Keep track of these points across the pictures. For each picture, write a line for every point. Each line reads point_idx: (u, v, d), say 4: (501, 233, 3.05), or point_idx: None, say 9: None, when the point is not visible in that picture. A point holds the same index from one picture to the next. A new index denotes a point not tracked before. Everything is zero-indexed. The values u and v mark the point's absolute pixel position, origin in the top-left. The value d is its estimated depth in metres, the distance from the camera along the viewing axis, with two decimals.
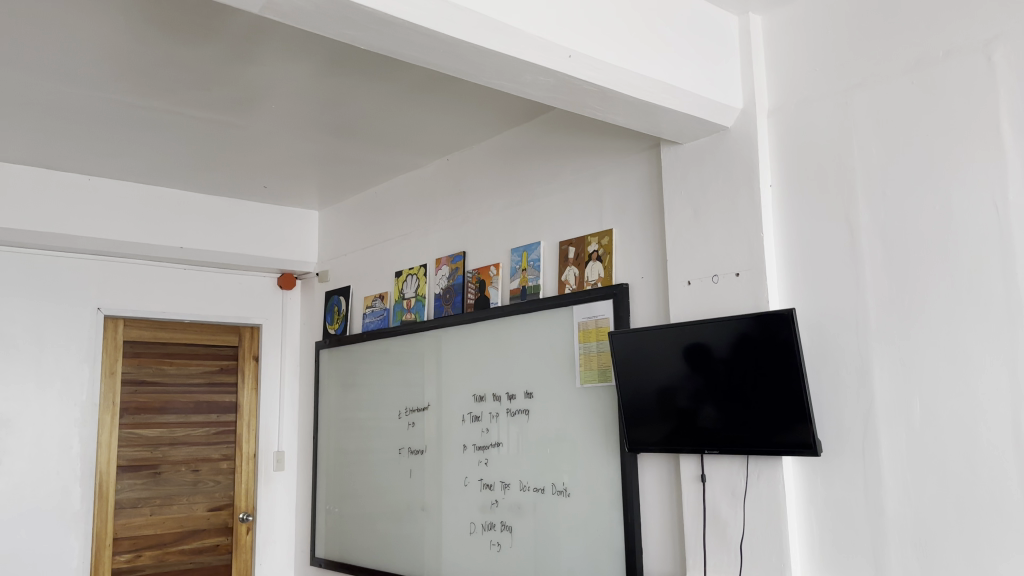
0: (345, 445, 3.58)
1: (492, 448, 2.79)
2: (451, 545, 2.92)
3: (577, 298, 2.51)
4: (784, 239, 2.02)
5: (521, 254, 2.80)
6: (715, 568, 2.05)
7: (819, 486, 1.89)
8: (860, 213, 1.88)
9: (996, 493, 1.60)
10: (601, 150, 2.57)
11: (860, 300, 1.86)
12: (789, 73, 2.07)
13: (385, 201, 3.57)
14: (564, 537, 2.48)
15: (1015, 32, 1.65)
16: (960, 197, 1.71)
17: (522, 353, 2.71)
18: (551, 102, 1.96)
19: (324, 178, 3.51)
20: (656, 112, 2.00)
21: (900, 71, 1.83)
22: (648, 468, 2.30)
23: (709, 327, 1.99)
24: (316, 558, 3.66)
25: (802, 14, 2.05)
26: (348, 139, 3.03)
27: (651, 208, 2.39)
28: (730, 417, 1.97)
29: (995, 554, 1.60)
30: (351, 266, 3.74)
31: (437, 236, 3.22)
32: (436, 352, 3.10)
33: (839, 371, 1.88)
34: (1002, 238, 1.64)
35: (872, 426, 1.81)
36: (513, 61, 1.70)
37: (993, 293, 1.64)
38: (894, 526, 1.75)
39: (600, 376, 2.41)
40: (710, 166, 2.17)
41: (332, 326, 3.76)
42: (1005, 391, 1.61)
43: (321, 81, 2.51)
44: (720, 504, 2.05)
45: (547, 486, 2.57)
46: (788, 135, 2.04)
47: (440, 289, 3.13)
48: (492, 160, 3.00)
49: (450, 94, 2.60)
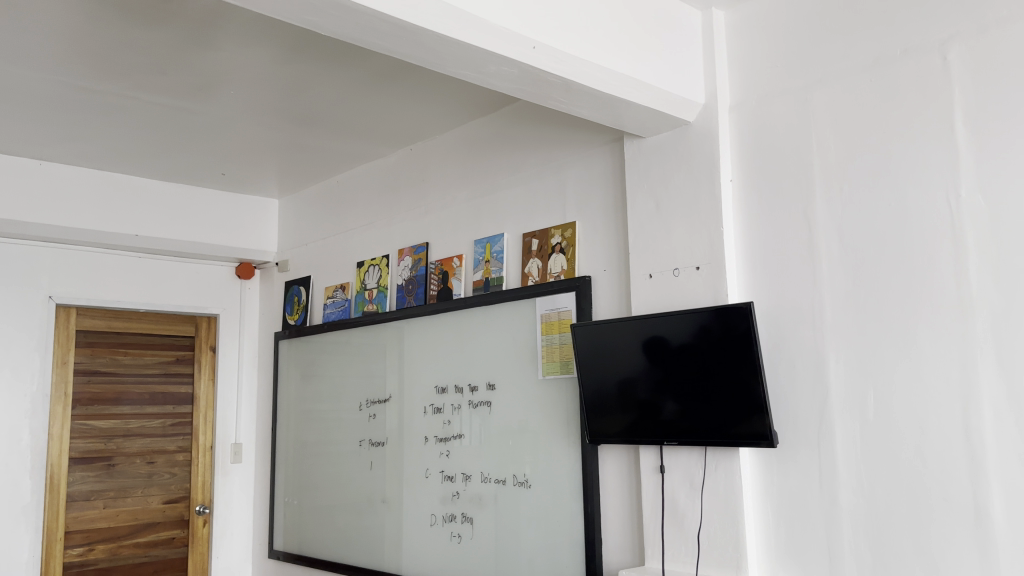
0: (305, 437, 3.54)
1: (454, 440, 2.79)
2: (411, 537, 2.91)
3: (539, 290, 2.52)
4: (744, 233, 2.05)
5: (484, 245, 2.79)
6: (672, 557, 2.07)
7: (775, 476, 1.92)
8: (817, 208, 1.90)
9: (945, 483, 1.64)
10: (565, 142, 2.57)
11: (817, 294, 1.88)
12: (751, 69, 2.08)
13: (347, 191, 3.54)
14: (524, 528, 2.49)
15: (969, 33, 1.68)
16: (914, 192, 1.74)
17: (484, 345, 2.71)
18: (515, 93, 1.96)
19: (284, 166, 3.46)
20: (619, 105, 2.01)
21: (858, 69, 1.86)
22: (607, 460, 2.31)
23: (670, 320, 2.01)
24: (274, 550, 3.63)
25: (765, 10, 2.06)
26: (309, 127, 2.99)
27: (614, 201, 2.40)
28: (688, 409, 1.99)
29: (944, 544, 1.64)
30: (312, 256, 3.69)
31: (399, 227, 3.20)
32: (398, 344, 3.08)
33: (795, 364, 1.90)
34: (954, 235, 1.67)
35: (827, 418, 1.84)
36: (476, 51, 1.69)
37: (944, 287, 1.68)
38: (847, 516, 1.78)
39: (561, 368, 2.42)
40: (673, 160, 2.18)
41: (291, 317, 3.72)
42: (954, 383, 1.65)
43: (283, 67, 2.47)
44: (678, 495, 2.08)
45: (508, 477, 2.57)
46: (749, 130, 2.06)
47: (403, 280, 3.11)
48: (455, 151, 2.98)
49: (413, 83, 2.57)
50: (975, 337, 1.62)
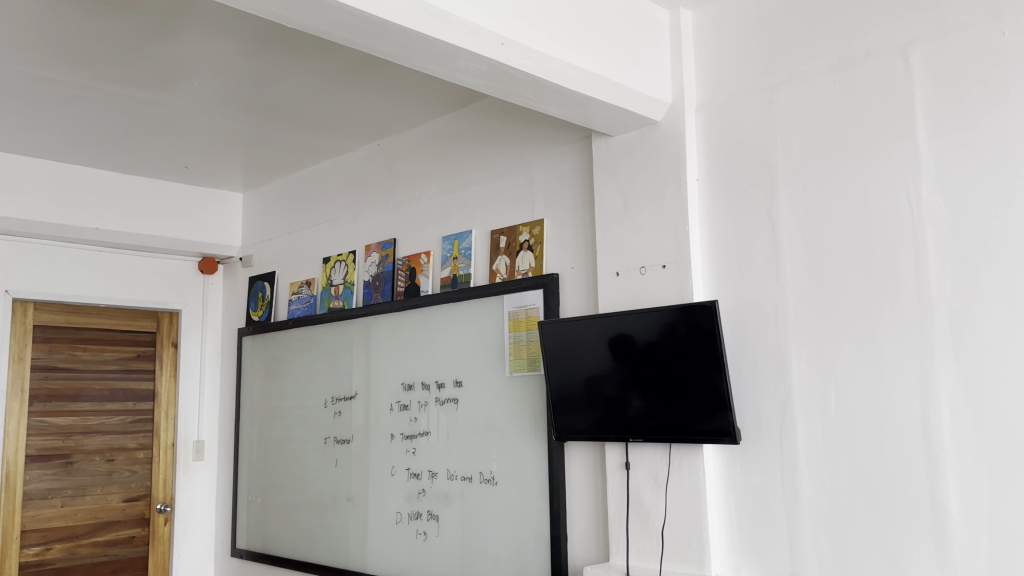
0: (269, 434, 3.50)
1: (420, 437, 2.77)
2: (377, 535, 2.89)
3: (506, 287, 2.51)
4: (709, 232, 2.06)
5: (452, 242, 2.77)
6: (636, 554, 2.08)
7: (738, 473, 1.94)
8: (781, 208, 1.92)
9: (903, 480, 1.67)
10: (533, 140, 2.57)
11: (780, 292, 1.90)
12: (718, 69, 2.10)
13: (312, 186, 3.50)
14: (490, 526, 2.49)
15: (931, 36, 1.71)
16: (876, 193, 1.76)
17: (451, 342, 2.70)
18: (483, 89, 1.95)
19: (249, 159, 3.41)
20: (587, 103, 2.01)
21: (823, 71, 1.88)
22: (573, 457, 2.32)
23: (636, 317, 2.02)
24: (237, 549, 3.58)
25: (732, 11, 2.08)
26: (275, 120, 2.95)
27: (581, 199, 2.41)
28: (654, 406, 2.00)
29: (902, 539, 1.66)
30: (277, 251, 3.65)
31: (366, 223, 3.17)
32: (364, 340, 3.06)
33: (758, 363, 1.92)
34: (914, 234, 1.70)
35: (789, 414, 1.86)
36: (444, 46, 1.68)
37: (904, 286, 1.70)
38: (809, 512, 1.80)
39: (528, 366, 2.42)
40: (640, 158, 2.19)
41: (255, 313, 3.67)
42: (914, 382, 1.67)
43: (248, 60, 2.44)
44: (643, 492, 2.09)
45: (474, 474, 2.57)
46: (715, 129, 2.08)
47: (370, 276, 3.09)
48: (423, 146, 2.97)
49: (382, 78, 2.55)
50: (934, 336, 1.65)
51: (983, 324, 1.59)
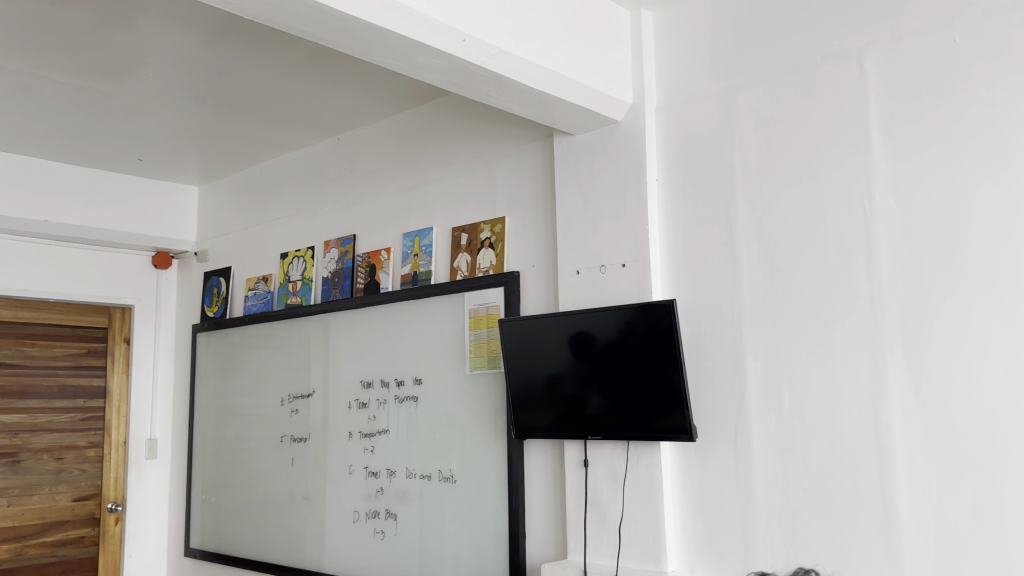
0: (224, 432, 3.45)
1: (379, 435, 2.75)
2: (333, 534, 2.86)
3: (467, 284, 2.51)
4: (668, 231, 2.08)
5: (413, 239, 2.76)
6: (594, 551, 2.09)
7: (694, 470, 1.96)
8: (739, 209, 1.94)
9: (855, 477, 1.70)
10: (495, 137, 2.56)
11: (736, 292, 1.93)
12: (676, 71, 2.12)
13: (270, 181, 3.45)
14: (448, 524, 2.48)
15: (885, 42, 1.75)
16: (830, 196, 1.79)
17: (411, 339, 2.68)
18: (444, 86, 1.94)
19: (205, 152, 3.35)
20: (549, 101, 2.01)
21: (780, 73, 1.91)
22: (532, 454, 2.32)
23: (597, 316, 2.03)
24: (191, 549, 3.52)
25: (692, 12, 2.09)
26: (232, 112, 2.90)
27: (542, 197, 2.41)
28: (613, 404, 2.01)
29: (852, 535, 1.69)
30: (233, 246, 3.59)
31: (326, 218, 3.14)
32: (323, 337, 3.02)
33: (714, 361, 1.94)
34: (867, 235, 1.73)
35: (744, 412, 1.88)
36: (405, 41, 1.67)
37: (857, 288, 1.73)
38: (763, 509, 1.83)
39: (489, 363, 2.42)
40: (601, 158, 2.20)
41: (210, 309, 3.61)
42: (865, 381, 1.70)
43: (206, 52, 2.40)
44: (601, 490, 2.10)
45: (433, 472, 2.55)
46: (674, 130, 2.10)
47: (328, 272, 3.06)
48: (384, 141, 2.94)
49: (342, 72, 2.52)
50: (886, 336, 1.69)
51: (932, 324, 1.63)
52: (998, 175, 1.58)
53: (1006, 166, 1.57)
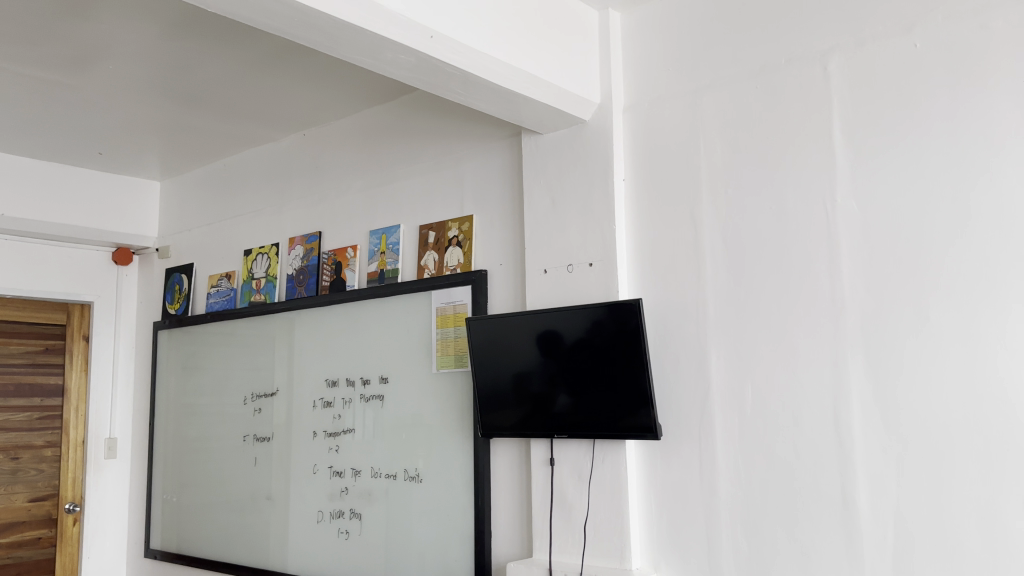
0: (186, 431, 3.39)
1: (344, 434, 2.73)
2: (297, 534, 2.84)
3: (435, 283, 2.49)
4: (634, 230, 2.09)
5: (380, 236, 2.74)
6: (559, 549, 2.09)
7: (658, 469, 1.97)
8: (704, 209, 1.96)
9: (816, 475, 1.72)
10: (462, 135, 2.55)
11: (701, 291, 1.94)
12: (643, 72, 2.13)
13: (234, 177, 3.41)
14: (414, 523, 2.46)
15: (848, 46, 1.77)
16: (793, 197, 1.81)
17: (377, 337, 2.66)
18: (411, 82, 1.92)
19: (168, 147, 3.30)
20: (516, 99, 2.01)
21: (746, 75, 1.92)
22: (498, 453, 2.32)
23: (564, 315, 2.03)
24: (151, 549, 3.46)
25: (659, 13, 2.11)
26: (196, 106, 2.85)
27: (510, 196, 2.41)
28: (579, 402, 2.02)
29: (812, 532, 1.72)
30: (195, 243, 3.54)
31: (291, 215, 3.11)
32: (288, 335, 2.99)
33: (679, 360, 1.95)
34: (829, 235, 1.75)
35: (708, 411, 1.89)
36: (371, 37, 1.65)
37: (819, 289, 1.75)
38: (726, 507, 1.84)
39: (456, 362, 2.41)
40: (569, 157, 2.20)
41: (172, 306, 3.56)
42: (826, 380, 1.73)
43: (169, 44, 2.36)
44: (567, 488, 2.10)
45: (399, 472, 2.54)
46: (641, 130, 2.11)
47: (293, 270, 3.03)
48: (350, 138, 2.92)
49: (307, 67, 2.50)
50: (846, 336, 1.71)
51: (891, 324, 1.66)
52: (957, 179, 1.60)
53: (964, 169, 1.60)
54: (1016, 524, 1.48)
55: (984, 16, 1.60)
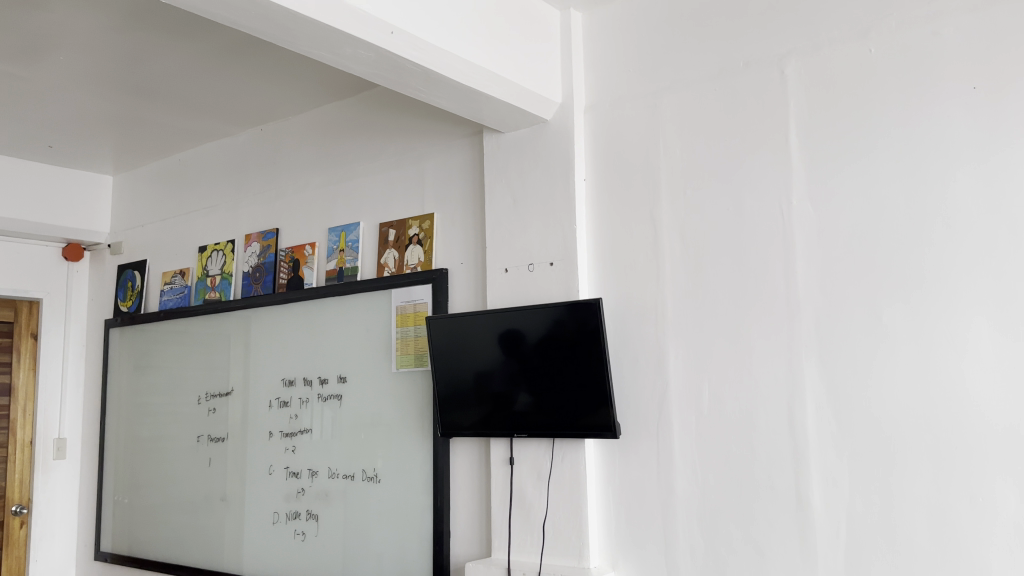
0: (139, 431, 3.32)
1: (301, 435, 2.69)
2: (252, 536, 2.79)
3: (395, 281, 2.47)
4: (595, 230, 2.09)
5: (339, 234, 2.71)
6: (518, 548, 2.09)
7: (617, 467, 1.98)
8: (663, 210, 1.97)
9: (770, 473, 1.74)
10: (423, 133, 2.54)
11: (660, 292, 1.95)
12: (604, 72, 2.13)
13: (189, 172, 3.35)
14: (373, 523, 2.44)
15: (805, 50, 1.79)
16: (750, 199, 1.83)
17: (336, 336, 2.63)
18: (370, 78, 1.90)
19: (121, 141, 3.23)
20: (478, 98, 2.00)
21: (704, 78, 1.94)
22: (458, 453, 2.31)
23: (525, 314, 2.03)
24: (101, 552, 3.38)
25: (620, 15, 2.12)
26: (150, 100, 2.79)
27: (470, 195, 2.40)
28: (540, 401, 2.02)
29: (767, 530, 1.74)
30: (149, 239, 3.47)
31: (248, 211, 3.06)
32: (244, 333, 2.94)
33: (638, 360, 1.96)
34: (785, 237, 1.78)
35: (666, 410, 1.91)
36: (331, 31, 1.63)
37: (774, 289, 1.78)
38: (684, 504, 1.86)
39: (415, 361, 2.39)
40: (530, 157, 2.20)
41: (124, 303, 3.48)
42: (781, 379, 1.75)
43: (122, 36, 2.30)
44: (526, 487, 2.10)
45: (357, 472, 2.51)
46: (602, 130, 2.11)
47: (249, 267, 2.99)
48: (309, 134, 2.88)
49: (265, 61, 2.46)
50: (800, 336, 1.73)
51: (844, 325, 1.68)
52: (909, 183, 1.63)
53: (916, 173, 1.63)
54: (963, 521, 1.52)
55: (935, 23, 1.63)
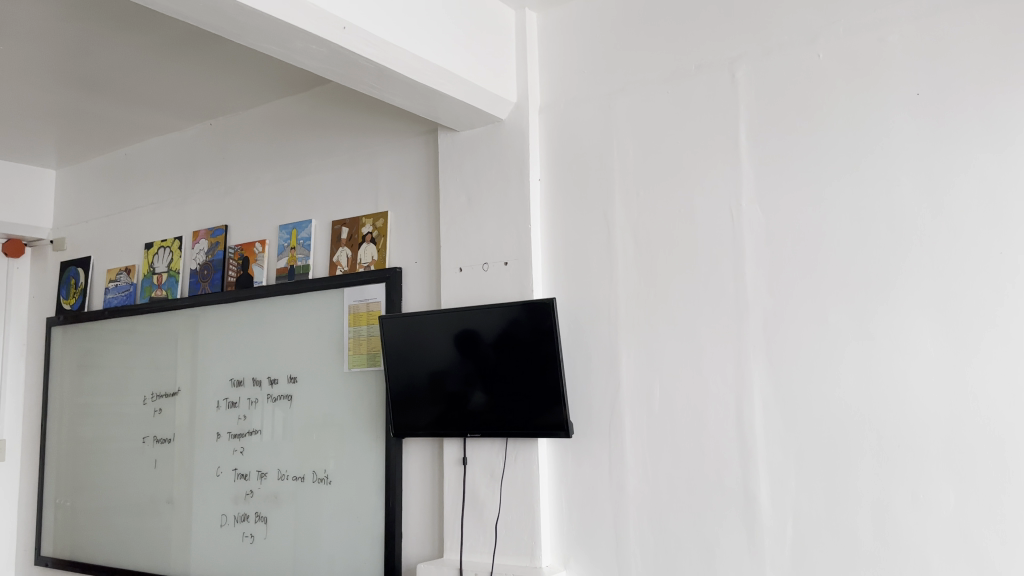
0: (82, 432, 3.24)
1: (249, 436, 2.65)
2: (200, 539, 2.74)
3: (348, 280, 2.45)
4: (548, 230, 2.10)
5: (290, 231, 2.67)
6: (470, 548, 2.08)
7: (569, 466, 1.99)
8: (616, 211, 1.98)
9: (719, 470, 1.76)
10: (377, 130, 2.52)
11: (612, 292, 1.96)
12: (558, 72, 2.14)
13: (136, 167, 3.27)
14: (324, 525, 2.41)
15: (755, 54, 1.82)
16: (701, 201, 1.85)
17: (287, 336, 2.60)
18: (323, 73, 1.88)
19: (65, 134, 3.14)
20: (433, 95, 1.99)
21: (657, 80, 1.96)
22: (411, 453, 2.29)
23: (479, 314, 2.02)
24: (42, 557, 3.29)
25: (574, 16, 2.12)
26: (97, 92, 2.72)
27: (424, 193, 2.38)
28: (494, 401, 2.02)
29: (716, 527, 1.75)
30: (93, 234, 3.38)
31: (197, 207, 3.00)
32: (192, 332, 2.89)
33: (591, 359, 1.97)
34: (734, 238, 1.80)
35: (618, 409, 1.92)
36: (282, 25, 1.60)
37: (724, 290, 1.80)
38: (634, 503, 1.87)
39: (368, 360, 2.37)
40: (485, 156, 2.20)
41: (67, 301, 3.39)
42: (729, 378, 1.77)
43: (68, 26, 2.24)
44: (479, 486, 2.10)
45: (307, 473, 2.48)
46: (557, 130, 2.12)
47: (197, 265, 2.93)
48: (261, 129, 2.84)
49: (216, 55, 2.41)
50: (749, 337, 1.76)
51: (792, 326, 1.71)
52: (855, 186, 1.67)
53: (861, 176, 1.66)
54: (904, 518, 1.55)
55: (881, 30, 1.67)
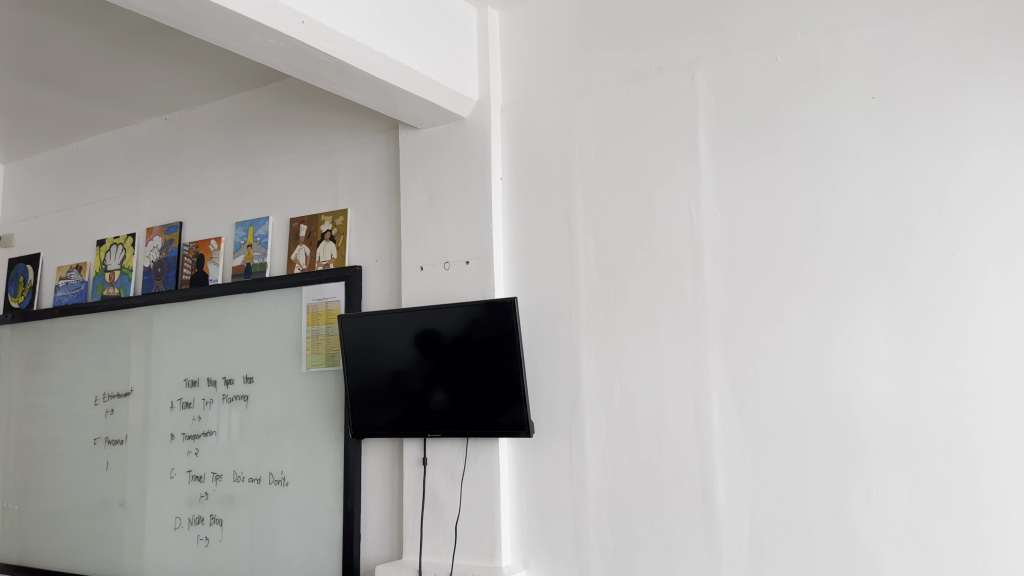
0: (31, 434, 3.15)
1: (204, 437, 2.61)
2: (153, 543, 2.69)
3: (307, 278, 2.42)
4: (510, 229, 2.09)
5: (247, 228, 2.63)
6: (431, 549, 2.07)
7: (529, 465, 1.99)
8: (577, 211, 1.99)
9: (677, 469, 1.77)
10: (336, 127, 2.49)
11: (573, 292, 1.97)
12: (520, 71, 2.14)
13: (88, 162, 3.20)
14: (281, 527, 2.38)
15: (714, 56, 1.84)
16: (661, 201, 1.86)
17: (243, 335, 2.55)
18: (281, 68, 1.85)
19: (14, 127, 3.05)
20: (393, 92, 1.97)
21: (618, 80, 1.96)
22: (370, 453, 2.27)
23: (440, 313, 2.01)
24: None
25: (536, 15, 2.12)
26: (47, 85, 2.65)
27: (384, 191, 2.36)
28: (455, 401, 2.00)
29: (675, 525, 1.76)
30: (43, 231, 3.29)
31: (151, 203, 2.94)
32: (146, 332, 2.82)
33: (552, 359, 1.97)
34: (694, 239, 1.81)
35: (579, 408, 1.92)
36: (239, 19, 1.58)
37: (684, 290, 1.81)
38: (594, 501, 1.88)
39: (327, 360, 2.34)
40: (446, 154, 2.19)
41: (16, 299, 3.30)
42: (688, 377, 1.78)
43: (16, 15, 2.17)
44: (439, 487, 2.09)
45: (263, 475, 2.45)
46: (518, 130, 2.11)
47: (151, 262, 2.87)
48: (218, 125, 2.79)
49: (172, 48, 2.37)
50: (707, 336, 1.77)
51: (750, 326, 1.73)
52: (811, 188, 1.69)
53: (817, 177, 1.69)
54: (859, 514, 1.58)
55: (838, 34, 1.69)
